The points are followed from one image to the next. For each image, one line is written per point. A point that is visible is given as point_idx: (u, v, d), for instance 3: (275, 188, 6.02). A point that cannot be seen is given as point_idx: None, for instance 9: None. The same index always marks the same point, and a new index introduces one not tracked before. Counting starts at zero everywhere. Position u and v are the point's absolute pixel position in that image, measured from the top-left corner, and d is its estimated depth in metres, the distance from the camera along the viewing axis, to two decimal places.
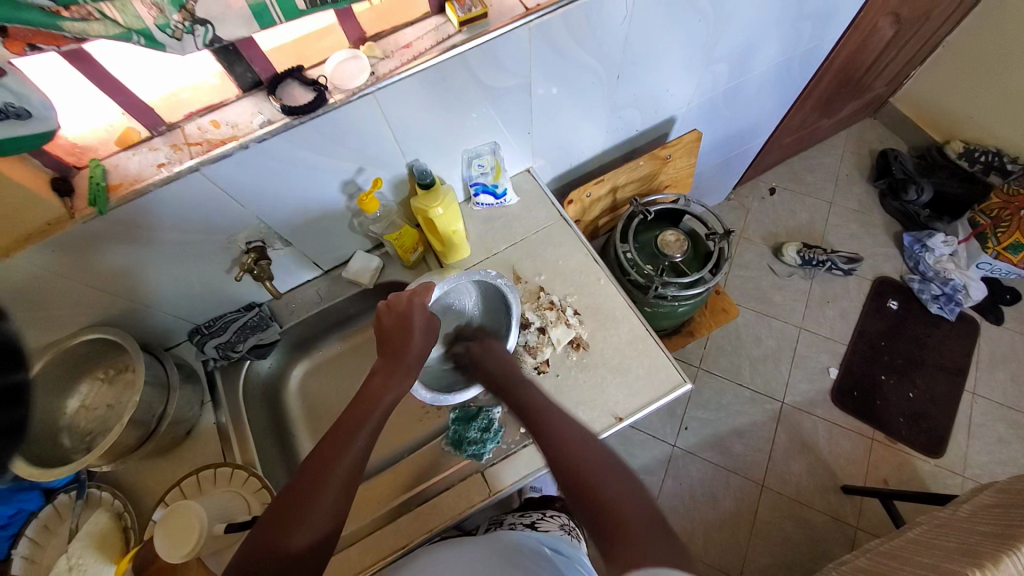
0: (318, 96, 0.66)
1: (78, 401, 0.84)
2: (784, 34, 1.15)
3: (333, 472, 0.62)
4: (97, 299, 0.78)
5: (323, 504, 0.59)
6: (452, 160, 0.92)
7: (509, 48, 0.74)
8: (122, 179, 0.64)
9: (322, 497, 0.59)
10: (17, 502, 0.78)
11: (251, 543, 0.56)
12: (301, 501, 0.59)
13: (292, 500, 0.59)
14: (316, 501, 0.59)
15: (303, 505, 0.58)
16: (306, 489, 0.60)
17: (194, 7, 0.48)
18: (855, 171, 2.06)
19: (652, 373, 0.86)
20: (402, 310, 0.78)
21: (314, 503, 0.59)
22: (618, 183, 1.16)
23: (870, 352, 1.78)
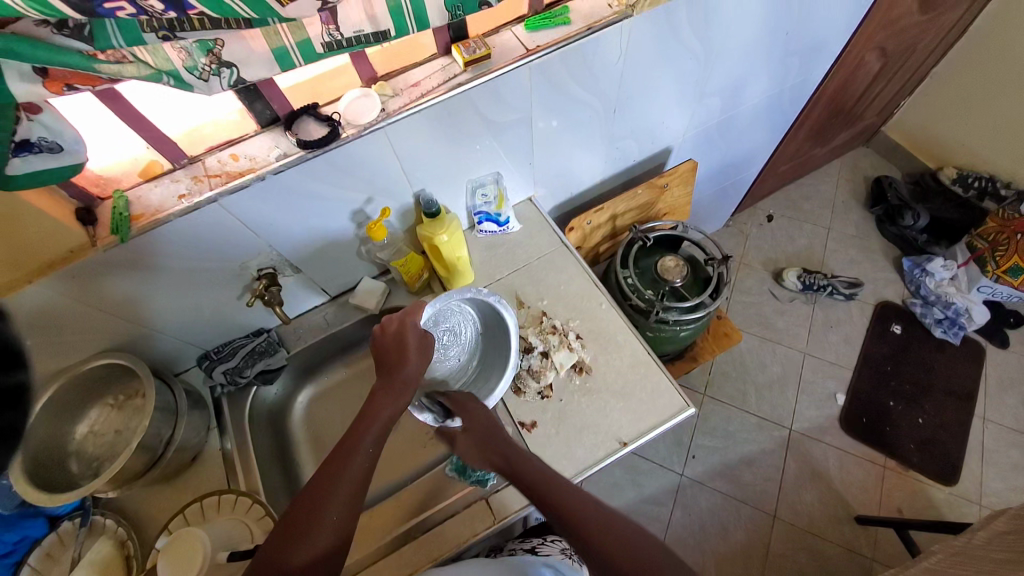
0: (331, 130, 0.70)
1: (86, 426, 0.85)
2: (773, 69, 1.21)
3: (336, 488, 0.63)
4: (112, 325, 0.80)
5: (323, 523, 0.60)
6: (457, 189, 0.96)
7: (512, 85, 0.78)
8: (144, 210, 0.67)
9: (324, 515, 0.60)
10: (21, 530, 0.79)
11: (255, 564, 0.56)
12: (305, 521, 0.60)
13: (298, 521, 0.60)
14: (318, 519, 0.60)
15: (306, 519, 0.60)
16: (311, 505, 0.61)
17: (220, 52, 0.53)
18: (851, 198, 2.10)
19: (655, 397, 0.87)
20: (399, 330, 0.79)
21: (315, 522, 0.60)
22: (618, 211, 1.19)
23: (876, 376, 1.76)
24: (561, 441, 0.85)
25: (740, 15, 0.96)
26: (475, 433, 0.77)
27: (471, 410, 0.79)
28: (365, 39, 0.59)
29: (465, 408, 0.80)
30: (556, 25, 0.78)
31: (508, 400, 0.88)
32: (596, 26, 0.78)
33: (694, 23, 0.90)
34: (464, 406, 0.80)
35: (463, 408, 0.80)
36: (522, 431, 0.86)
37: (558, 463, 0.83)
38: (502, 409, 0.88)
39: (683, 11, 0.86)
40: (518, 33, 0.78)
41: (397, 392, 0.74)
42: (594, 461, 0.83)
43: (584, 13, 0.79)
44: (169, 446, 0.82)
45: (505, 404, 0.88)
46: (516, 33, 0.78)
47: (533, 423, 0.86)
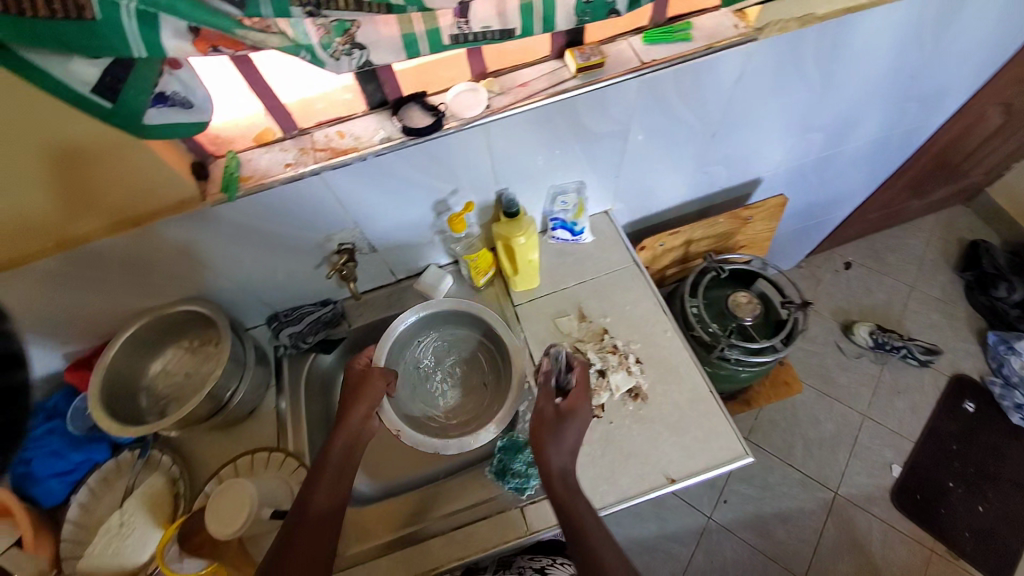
0: (436, 120, 0.71)
1: (161, 364, 0.90)
2: (887, 112, 1.13)
3: (311, 513, 0.68)
4: (201, 274, 0.85)
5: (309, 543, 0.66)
6: (539, 194, 0.95)
7: (618, 97, 0.77)
8: (253, 172, 0.72)
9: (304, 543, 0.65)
10: (87, 451, 0.86)
11: None
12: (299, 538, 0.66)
13: (287, 543, 0.65)
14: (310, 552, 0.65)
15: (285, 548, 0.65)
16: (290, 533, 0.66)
17: (354, 32, 0.54)
18: (940, 258, 1.94)
19: (711, 438, 0.83)
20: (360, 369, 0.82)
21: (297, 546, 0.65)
22: (693, 237, 1.15)
23: (940, 454, 1.62)
24: (606, 464, 0.82)
25: (866, 51, 0.90)
26: (567, 420, 0.75)
27: (579, 406, 0.77)
28: (491, 35, 0.60)
29: (581, 393, 0.79)
30: (674, 41, 0.77)
31: None
32: (719, 44, 0.76)
33: (819, 55, 0.86)
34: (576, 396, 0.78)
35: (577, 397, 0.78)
36: None
37: (599, 487, 0.80)
38: None
39: (811, 40, 0.82)
40: (634, 45, 0.77)
41: (352, 427, 0.76)
42: (637, 492, 0.79)
43: (706, 31, 0.78)
44: (235, 396, 0.86)
45: None
46: (632, 44, 0.77)
47: (579, 441, 0.84)
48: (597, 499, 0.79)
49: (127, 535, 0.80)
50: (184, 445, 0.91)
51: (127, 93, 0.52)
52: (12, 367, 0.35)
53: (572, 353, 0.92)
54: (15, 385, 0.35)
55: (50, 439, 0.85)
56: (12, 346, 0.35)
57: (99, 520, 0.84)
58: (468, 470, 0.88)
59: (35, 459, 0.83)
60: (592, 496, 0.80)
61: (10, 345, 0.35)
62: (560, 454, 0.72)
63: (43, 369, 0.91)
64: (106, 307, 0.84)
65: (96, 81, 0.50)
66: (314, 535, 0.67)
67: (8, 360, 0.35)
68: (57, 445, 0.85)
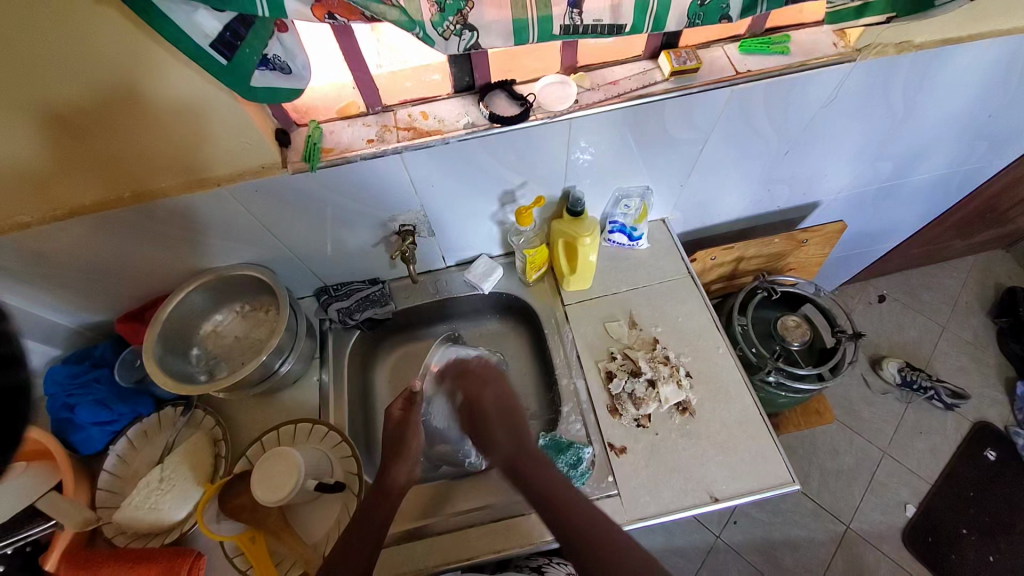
0: (524, 110, 0.72)
1: (212, 324, 0.91)
2: (958, 149, 1.10)
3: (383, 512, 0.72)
4: (265, 240, 0.85)
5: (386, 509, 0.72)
6: (604, 195, 0.94)
7: (705, 106, 0.76)
8: (335, 145, 0.72)
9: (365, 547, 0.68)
10: (133, 404, 0.87)
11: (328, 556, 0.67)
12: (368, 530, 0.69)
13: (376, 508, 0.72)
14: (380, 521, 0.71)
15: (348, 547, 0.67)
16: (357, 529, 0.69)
17: (467, 13, 0.54)
18: (975, 301, 1.89)
19: (758, 462, 0.82)
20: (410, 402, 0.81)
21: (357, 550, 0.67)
22: (745, 255, 1.12)
23: (956, 499, 1.59)
24: (649, 475, 0.81)
25: (956, 84, 0.87)
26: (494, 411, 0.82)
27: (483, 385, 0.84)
28: (600, 29, 0.59)
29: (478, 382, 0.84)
30: (771, 53, 0.76)
31: (601, 417, 0.87)
32: (813, 62, 0.75)
33: (907, 83, 0.84)
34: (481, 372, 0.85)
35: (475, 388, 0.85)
36: (610, 454, 0.83)
37: (640, 496, 0.80)
38: (594, 425, 0.86)
39: (905, 67, 0.80)
40: (730, 53, 0.76)
41: (416, 454, 0.78)
42: (679, 507, 0.79)
43: (805, 46, 0.76)
44: (283, 366, 0.87)
45: (598, 420, 0.86)
46: (727, 52, 0.76)
47: (623, 448, 0.84)
48: (638, 509, 0.79)
49: (167, 490, 0.80)
50: (226, 408, 0.92)
51: (243, 51, 0.52)
52: (11, 366, 0.36)
53: (622, 359, 0.91)
54: (15, 383, 0.36)
55: (96, 387, 0.85)
56: (15, 347, 0.37)
57: (135, 473, 0.85)
58: None
59: (78, 407, 0.82)
60: (632, 506, 0.79)
61: (11, 347, 0.36)
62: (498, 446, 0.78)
63: (93, 319, 0.91)
64: (164, 264, 0.84)
65: (217, 36, 0.50)
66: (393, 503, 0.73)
67: (6, 360, 0.36)
68: (102, 395, 0.85)
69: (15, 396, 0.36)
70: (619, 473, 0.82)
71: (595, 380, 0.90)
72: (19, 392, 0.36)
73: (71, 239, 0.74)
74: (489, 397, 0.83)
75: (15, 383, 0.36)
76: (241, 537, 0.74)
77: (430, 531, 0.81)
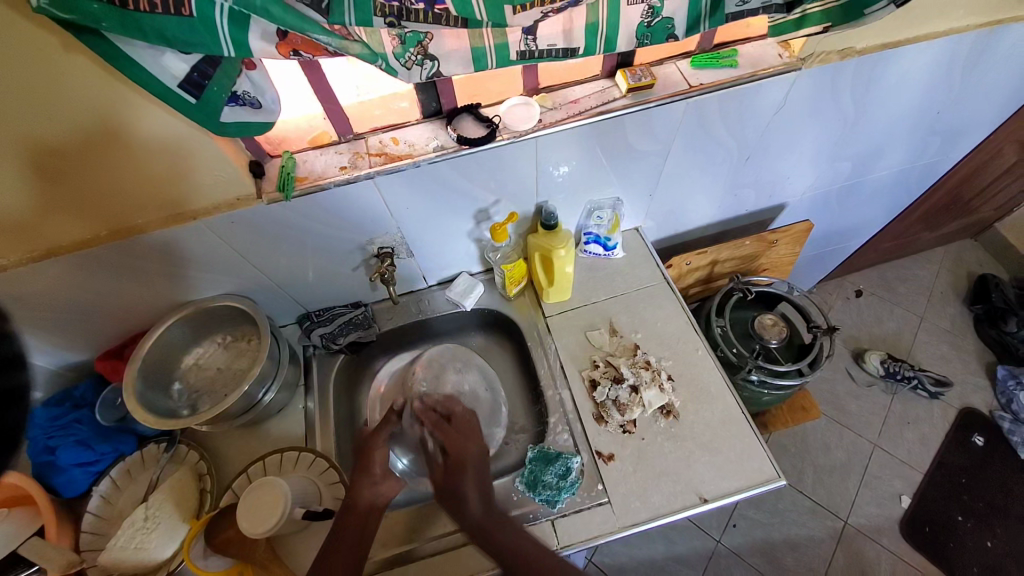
0: (491, 131, 0.75)
1: (193, 358, 0.91)
2: (912, 146, 1.15)
3: (351, 520, 0.72)
4: (243, 271, 0.86)
5: (355, 521, 0.72)
6: (576, 208, 0.96)
7: (663, 118, 0.80)
8: (308, 173, 0.74)
9: (339, 559, 0.68)
10: (115, 443, 0.86)
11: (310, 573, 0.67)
12: (341, 542, 0.70)
13: (344, 520, 0.72)
14: (355, 535, 0.71)
15: (324, 562, 0.67)
16: (330, 545, 0.69)
17: (427, 44, 0.57)
18: (949, 290, 1.95)
19: (744, 460, 0.83)
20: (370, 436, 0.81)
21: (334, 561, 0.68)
22: (719, 258, 1.15)
23: (949, 486, 1.61)
24: (638, 481, 0.82)
25: (899, 86, 0.93)
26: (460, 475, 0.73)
27: (467, 442, 0.77)
28: (554, 52, 0.62)
29: (454, 431, 0.78)
30: (720, 67, 0.80)
31: (587, 425, 0.88)
32: (762, 73, 0.79)
33: (853, 88, 0.89)
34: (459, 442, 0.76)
35: (455, 441, 0.76)
36: (598, 462, 0.84)
37: (630, 502, 0.80)
38: (581, 434, 0.87)
39: (849, 72, 0.85)
40: (683, 68, 0.80)
41: (379, 468, 0.77)
42: (670, 510, 0.79)
43: (753, 58, 0.81)
44: (266, 395, 0.87)
45: (585, 429, 0.87)
46: (680, 67, 0.81)
47: (611, 455, 0.85)
48: (629, 515, 0.79)
49: (153, 529, 0.79)
50: (210, 441, 0.91)
51: (211, 88, 0.54)
52: (13, 368, 0.34)
53: (604, 367, 0.93)
54: (12, 386, 0.34)
55: (78, 428, 0.84)
56: (16, 348, 0.35)
57: (119, 514, 0.83)
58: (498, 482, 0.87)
59: (60, 448, 0.81)
60: (624, 512, 0.80)
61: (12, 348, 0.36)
62: (468, 511, 0.70)
63: (73, 360, 0.91)
64: (144, 300, 0.85)
65: (185, 76, 0.52)
66: (363, 517, 0.73)
67: (8, 361, 0.34)
68: (84, 435, 0.84)
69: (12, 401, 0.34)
70: (609, 480, 0.82)
71: (580, 389, 0.92)
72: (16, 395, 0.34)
73: (49, 280, 0.75)
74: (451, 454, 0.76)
75: (12, 386, 0.34)
76: (230, 571, 0.74)
77: (423, 553, 0.80)
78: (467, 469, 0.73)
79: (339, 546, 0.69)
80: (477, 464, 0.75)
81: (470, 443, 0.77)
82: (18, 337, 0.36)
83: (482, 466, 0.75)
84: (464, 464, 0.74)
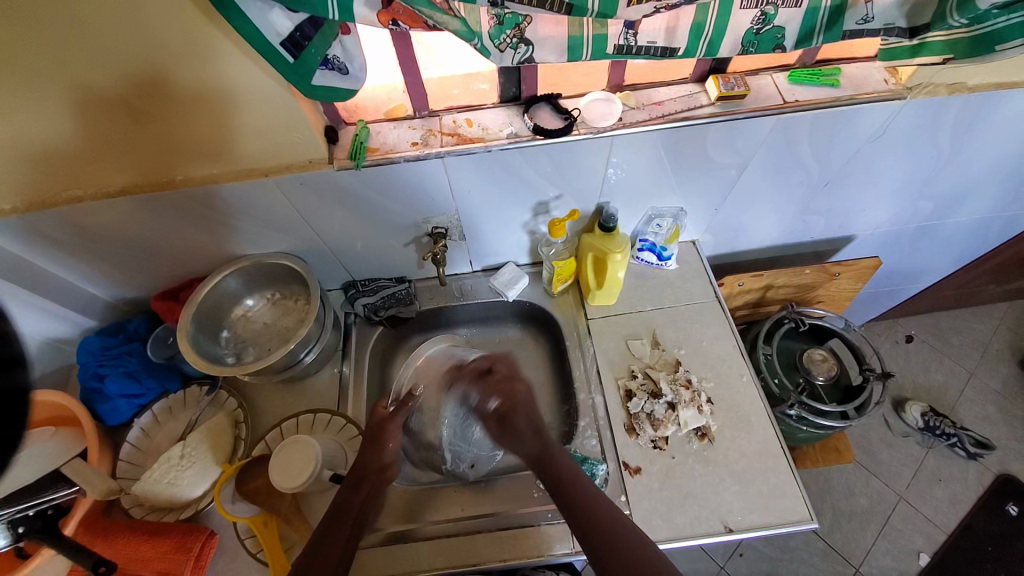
0: (568, 124, 0.73)
1: (243, 309, 0.94)
2: (1003, 193, 1.07)
3: (358, 498, 0.72)
4: (300, 232, 0.87)
5: (366, 493, 0.73)
6: (636, 212, 0.94)
7: (749, 132, 0.76)
8: (380, 145, 0.74)
9: (338, 538, 0.68)
10: (161, 380, 0.89)
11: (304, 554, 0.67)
12: (343, 526, 0.69)
13: (351, 495, 0.72)
14: (358, 508, 0.71)
15: (320, 543, 0.67)
16: (331, 523, 0.69)
17: (525, 27, 0.55)
18: (1007, 349, 1.82)
19: (775, 496, 0.80)
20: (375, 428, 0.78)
21: (334, 540, 0.68)
22: (775, 283, 1.10)
23: (974, 553, 1.52)
24: (662, 499, 0.80)
25: (1008, 129, 0.86)
26: (513, 415, 0.77)
27: (516, 386, 0.79)
28: (653, 50, 0.60)
29: (508, 385, 0.79)
30: (820, 85, 0.75)
31: (617, 435, 0.86)
32: (862, 97, 0.74)
33: (956, 126, 0.83)
34: (503, 387, 0.79)
35: (502, 388, 0.79)
36: (624, 473, 0.83)
37: (651, 519, 0.79)
38: (610, 441, 0.86)
39: (956, 107, 0.79)
40: (779, 81, 0.76)
41: (393, 456, 0.76)
42: (691, 533, 0.78)
43: (855, 80, 0.76)
44: (308, 356, 0.89)
45: (614, 438, 0.86)
46: (776, 80, 0.77)
47: (638, 469, 0.83)
48: (648, 533, 0.78)
49: (187, 467, 0.82)
50: (247, 392, 0.94)
51: (310, 50, 0.54)
52: (12, 369, 0.38)
53: (643, 378, 0.91)
54: (15, 387, 0.38)
55: (128, 360, 0.88)
56: (15, 350, 0.39)
57: (155, 448, 0.87)
58: (519, 477, 0.87)
59: (109, 377, 0.85)
60: (644, 528, 0.78)
61: (10, 349, 0.39)
62: (525, 444, 0.75)
63: (129, 295, 0.95)
64: (204, 247, 0.87)
65: (288, 35, 0.52)
66: (368, 492, 0.73)
67: (8, 362, 0.38)
68: (133, 367, 0.87)
69: (15, 399, 0.39)
70: (632, 493, 0.81)
71: (613, 397, 0.90)
72: (17, 395, 0.39)
73: (117, 216, 0.77)
74: (521, 418, 0.76)
75: (15, 387, 0.38)
76: (255, 520, 0.76)
77: (432, 534, 0.81)
78: (518, 411, 0.77)
79: (342, 521, 0.69)
80: (526, 403, 0.78)
81: (515, 383, 0.79)
82: (18, 339, 0.39)
83: (531, 405, 0.78)
84: (514, 405, 0.77)
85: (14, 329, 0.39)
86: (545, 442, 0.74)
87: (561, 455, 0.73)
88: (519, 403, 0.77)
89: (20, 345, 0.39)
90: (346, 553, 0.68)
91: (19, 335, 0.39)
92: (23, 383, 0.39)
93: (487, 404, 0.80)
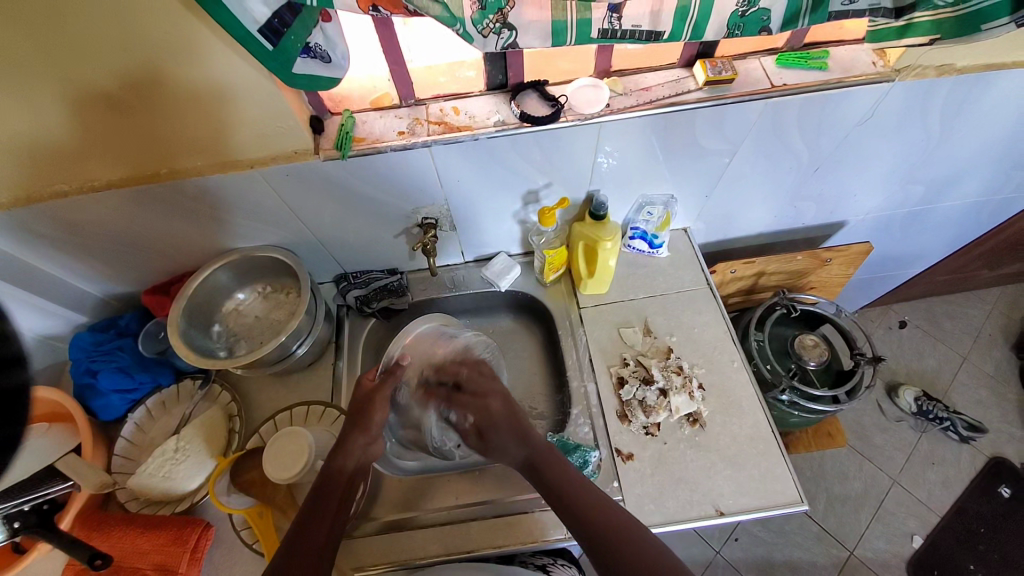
0: (555, 111, 0.73)
1: (234, 302, 0.94)
2: (994, 176, 1.07)
3: (342, 480, 0.72)
4: (289, 224, 0.86)
5: (349, 477, 0.73)
6: (627, 201, 0.93)
7: (737, 116, 0.76)
8: (366, 135, 0.74)
9: (322, 522, 0.67)
10: (154, 374, 0.89)
11: (290, 536, 0.66)
12: (331, 503, 0.69)
13: (335, 477, 0.72)
14: (342, 490, 0.71)
15: (303, 528, 0.66)
16: (315, 505, 0.69)
17: (508, 12, 0.54)
18: (1000, 333, 1.83)
19: (767, 480, 0.81)
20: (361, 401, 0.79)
21: (320, 521, 0.67)
22: (767, 270, 1.10)
23: (966, 534, 1.54)
24: (654, 484, 0.81)
25: (997, 110, 0.85)
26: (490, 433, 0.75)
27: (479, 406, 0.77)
28: (639, 34, 0.59)
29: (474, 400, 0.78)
30: (808, 68, 0.75)
31: (610, 422, 0.87)
32: (851, 79, 0.74)
33: (946, 107, 0.82)
34: (476, 399, 0.78)
35: (476, 404, 0.77)
36: (616, 459, 0.83)
37: (644, 504, 0.79)
38: (602, 429, 0.86)
39: (945, 90, 0.78)
40: (767, 66, 0.76)
41: (377, 429, 0.77)
42: (684, 518, 0.78)
43: (844, 63, 0.76)
44: (300, 348, 0.89)
45: (607, 425, 0.86)
46: (764, 64, 0.76)
47: (630, 455, 0.83)
48: (641, 517, 0.78)
49: (180, 461, 0.82)
50: (240, 385, 0.94)
51: (289, 37, 0.53)
52: (12, 367, 0.37)
53: (635, 366, 0.91)
54: (14, 386, 0.37)
55: (120, 355, 0.88)
56: (15, 348, 0.38)
57: (149, 442, 0.87)
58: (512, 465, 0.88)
59: (101, 373, 0.85)
60: (637, 513, 0.79)
61: (10, 348, 0.38)
62: (509, 451, 0.74)
63: (121, 290, 0.94)
64: (194, 241, 0.86)
65: (266, 22, 0.51)
66: (350, 476, 0.73)
67: (8, 362, 0.37)
68: (125, 362, 0.87)
69: (14, 398, 0.37)
70: (625, 479, 0.82)
71: (606, 385, 0.90)
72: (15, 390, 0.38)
73: (104, 210, 0.77)
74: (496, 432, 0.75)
75: (12, 387, 0.37)
76: (250, 511, 0.76)
77: (427, 522, 0.81)
78: (495, 427, 0.75)
79: (323, 506, 0.69)
80: (505, 418, 0.76)
81: (487, 397, 0.78)
82: (17, 337, 0.38)
83: (511, 417, 0.76)
84: (489, 421, 0.75)
85: (13, 329, 0.38)
86: (530, 446, 0.73)
87: (550, 458, 0.72)
88: (491, 418, 0.76)
89: (20, 344, 0.38)
90: (331, 536, 0.67)
91: (18, 333, 0.38)
92: (24, 381, 0.38)
93: (464, 421, 0.78)
